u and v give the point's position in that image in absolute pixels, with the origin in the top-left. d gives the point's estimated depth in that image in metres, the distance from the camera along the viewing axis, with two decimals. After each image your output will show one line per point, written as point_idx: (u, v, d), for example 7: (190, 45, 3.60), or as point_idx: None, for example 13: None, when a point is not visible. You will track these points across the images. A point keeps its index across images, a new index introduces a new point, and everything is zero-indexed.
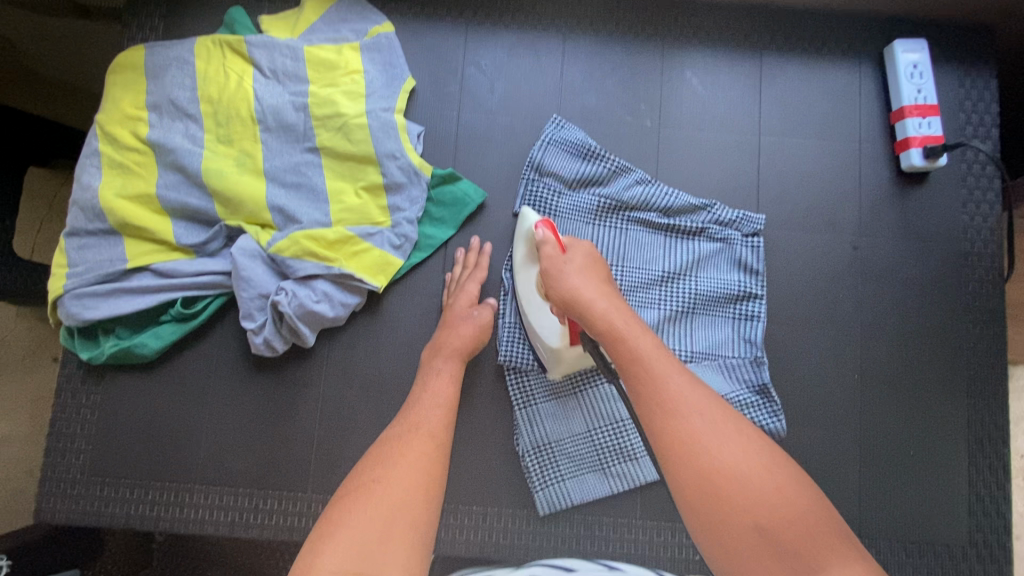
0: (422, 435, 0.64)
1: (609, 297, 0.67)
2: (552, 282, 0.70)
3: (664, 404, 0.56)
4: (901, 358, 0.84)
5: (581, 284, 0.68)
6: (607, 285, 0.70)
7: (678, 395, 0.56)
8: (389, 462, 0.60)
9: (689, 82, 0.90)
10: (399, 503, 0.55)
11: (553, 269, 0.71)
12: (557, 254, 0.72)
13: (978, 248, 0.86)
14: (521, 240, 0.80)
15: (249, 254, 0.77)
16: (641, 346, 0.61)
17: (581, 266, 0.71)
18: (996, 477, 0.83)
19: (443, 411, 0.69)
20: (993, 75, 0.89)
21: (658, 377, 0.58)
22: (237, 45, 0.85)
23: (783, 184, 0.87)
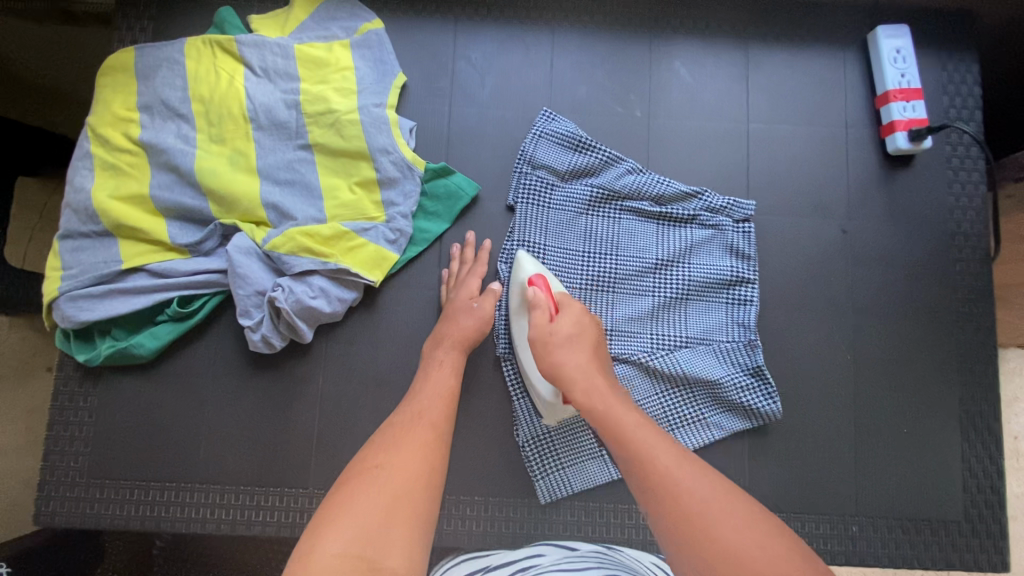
0: (423, 426, 0.67)
1: (591, 372, 0.68)
2: (541, 353, 0.71)
3: (652, 479, 0.56)
4: (892, 339, 0.85)
5: (565, 358, 0.69)
6: (592, 359, 0.71)
7: (664, 469, 0.57)
8: (392, 451, 0.63)
9: (677, 72, 0.90)
10: (401, 490, 0.58)
11: (540, 339, 0.71)
12: (546, 321, 0.73)
13: (966, 229, 0.87)
14: (515, 285, 0.80)
15: (245, 252, 0.78)
16: (626, 423, 0.62)
17: (569, 337, 0.71)
18: (989, 453, 0.84)
19: (443, 403, 0.72)
20: (974, 59, 0.90)
21: (644, 452, 0.59)
22: (227, 45, 0.85)
23: (772, 170, 0.88)
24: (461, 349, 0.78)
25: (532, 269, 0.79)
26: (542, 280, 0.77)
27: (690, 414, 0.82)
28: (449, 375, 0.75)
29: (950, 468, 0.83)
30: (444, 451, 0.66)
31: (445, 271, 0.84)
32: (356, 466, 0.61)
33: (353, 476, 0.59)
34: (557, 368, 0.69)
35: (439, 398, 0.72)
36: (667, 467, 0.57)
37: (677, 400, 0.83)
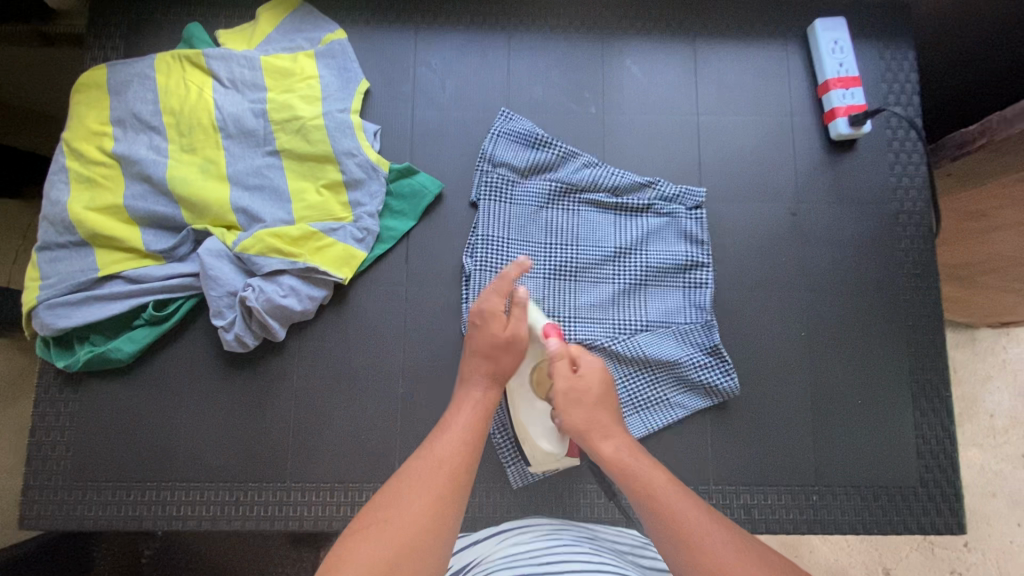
0: (444, 473, 0.61)
1: (612, 430, 0.69)
2: (566, 411, 0.70)
3: (686, 541, 0.56)
4: (843, 314, 0.89)
5: (590, 419, 0.70)
6: (617, 417, 0.71)
7: (698, 532, 0.56)
8: (405, 505, 0.57)
9: (629, 69, 0.95)
10: (416, 538, 0.55)
11: (568, 394, 0.71)
12: (569, 375, 0.72)
13: (909, 207, 0.91)
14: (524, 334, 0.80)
15: (215, 254, 0.81)
16: (654, 482, 0.62)
17: (596, 397, 0.71)
18: (941, 419, 0.87)
19: (466, 435, 0.66)
20: (909, 47, 0.95)
21: (676, 514, 0.58)
22: (196, 59, 0.89)
23: (723, 158, 0.93)
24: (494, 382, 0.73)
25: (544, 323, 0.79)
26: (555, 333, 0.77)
27: (653, 395, 0.86)
28: (482, 415, 0.69)
29: (904, 434, 0.87)
30: (460, 503, 0.59)
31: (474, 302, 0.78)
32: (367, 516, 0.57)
33: (359, 530, 0.55)
34: (582, 428, 0.69)
35: (459, 436, 0.66)
36: (699, 528, 0.57)
37: (640, 381, 0.86)
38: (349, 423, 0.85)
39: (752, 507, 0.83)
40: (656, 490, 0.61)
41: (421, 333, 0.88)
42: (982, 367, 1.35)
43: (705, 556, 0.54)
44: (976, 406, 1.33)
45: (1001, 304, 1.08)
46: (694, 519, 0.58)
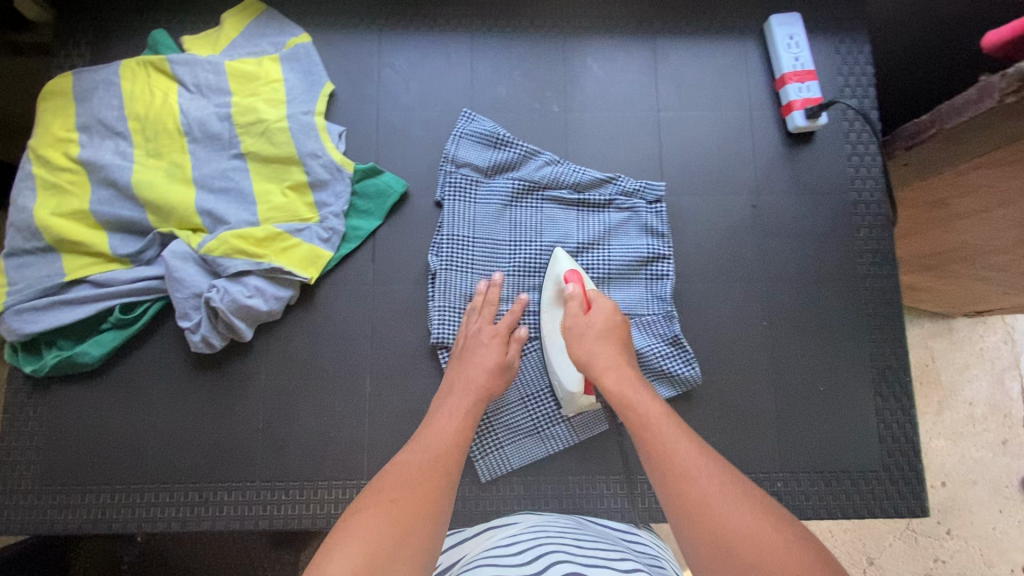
0: (436, 473, 0.66)
1: (617, 362, 0.74)
2: (574, 341, 0.78)
3: (672, 470, 0.60)
4: (804, 303, 0.91)
5: (595, 348, 0.76)
6: (622, 351, 0.77)
7: (682, 461, 0.60)
8: (402, 494, 0.61)
9: (590, 68, 0.96)
10: (417, 516, 0.59)
11: (576, 328, 0.79)
12: (579, 313, 0.80)
13: (866, 197, 0.93)
14: (549, 280, 0.87)
15: (181, 256, 0.82)
16: (650, 415, 0.67)
17: (601, 329, 0.78)
18: (901, 404, 0.89)
19: (448, 442, 0.71)
20: (864, 42, 0.98)
21: (667, 443, 0.63)
22: (161, 65, 0.90)
23: (685, 153, 0.94)
24: (477, 400, 0.78)
25: (567, 266, 0.86)
26: (577, 276, 0.84)
27: None
28: (459, 426, 0.74)
29: (866, 420, 0.88)
30: (450, 499, 0.64)
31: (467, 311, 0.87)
32: (368, 500, 0.61)
33: (360, 510, 0.59)
34: (586, 356, 0.76)
35: (446, 442, 0.71)
36: (686, 456, 0.61)
37: None
38: (317, 422, 0.86)
39: None
40: (652, 420, 0.66)
41: (388, 331, 0.88)
42: (961, 356, 1.39)
43: (687, 484, 0.58)
44: (954, 395, 1.37)
45: (965, 292, 1.17)
46: (682, 449, 0.62)
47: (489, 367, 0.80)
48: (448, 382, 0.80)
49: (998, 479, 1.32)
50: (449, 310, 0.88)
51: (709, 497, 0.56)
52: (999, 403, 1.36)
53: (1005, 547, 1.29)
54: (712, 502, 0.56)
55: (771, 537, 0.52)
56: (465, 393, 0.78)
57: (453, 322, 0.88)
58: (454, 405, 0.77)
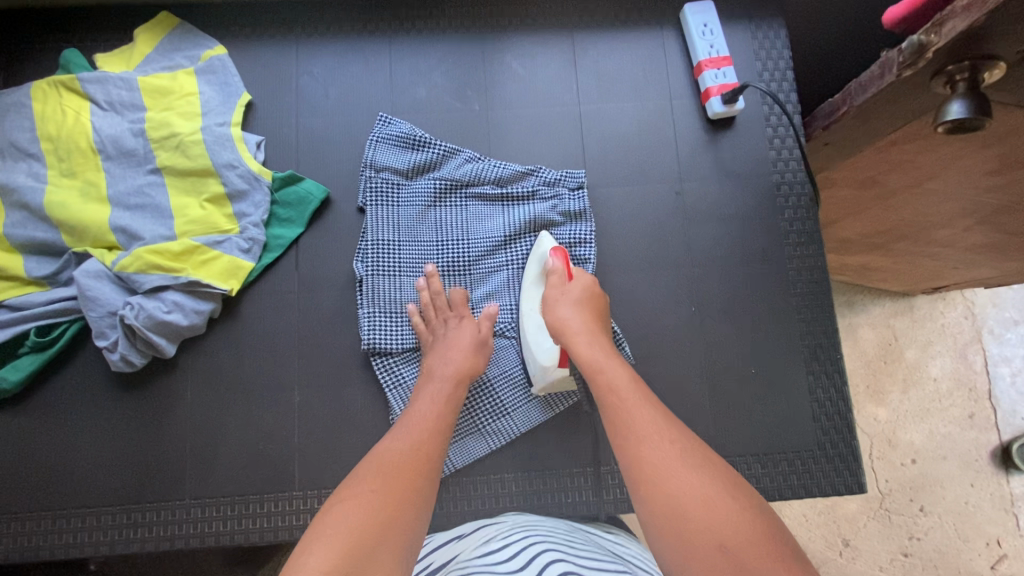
0: (419, 460, 0.66)
1: (591, 330, 0.77)
2: (550, 308, 0.81)
3: (632, 432, 0.63)
4: (732, 286, 0.91)
5: (568, 315, 0.79)
6: (595, 320, 0.79)
7: (645, 427, 0.63)
8: (385, 485, 0.61)
9: (510, 65, 0.97)
10: (400, 507, 0.59)
11: (553, 296, 0.82)
12: (559, 283, 0.83)
13: (788, 179, 0.94)
14: (534, 259, 0.88)
15: (94, 275, 0.81)
16: (617, 381, 0.70)
17: (577, 298, 0.80)
18: (834, 382, 0.89)
19: (427, 430, 0.71)
20: (779, 27, 0.99)
21: (634, 412, 0.65)
22: (71, 84, 0.89)
23: (608, 144, 0.95)
24: (456, 383, 0.78)
25: (550, 245, 0.87)
26: (559, 252, 0.85)
27: None
28: (439, 407, 0.75)
29: (800, 400, 0.88)
30: (430, 491, 0.63)
31: (415, 310, 0.86)
32: (354, 488, 0.61)
33: (340, 502, 0.59)
34: (559, 323, 0.79)
35: (427, 432, 0.70)
36: (644, 420, 0.64)
37: None
38: (245, 435, 0.85)
39: None
40: (621, 390, 0.69)
41: (314, 339, 0.87)
42: (922, 334, 1.39)
43: (649, 452, 0.60)
44: (920, 371, 1.37)
45: (928, 270, 1.24)
46: (647, 417, 0.64)
47: (462, 348, 0.81)
48: (429, 368, 0.80)
49: (967, 453, 1.33)
50: (381, 316, 0.87)
51: (666, 464, 0.59)
52: (964, 376, 1.37)
53: (978, 521, 1.30)
54: (670, 467, 0.58)
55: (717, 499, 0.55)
56: (446, 378, 0.78)
57: (384, 326, 0.87)
58: (431, 391, 0.77)
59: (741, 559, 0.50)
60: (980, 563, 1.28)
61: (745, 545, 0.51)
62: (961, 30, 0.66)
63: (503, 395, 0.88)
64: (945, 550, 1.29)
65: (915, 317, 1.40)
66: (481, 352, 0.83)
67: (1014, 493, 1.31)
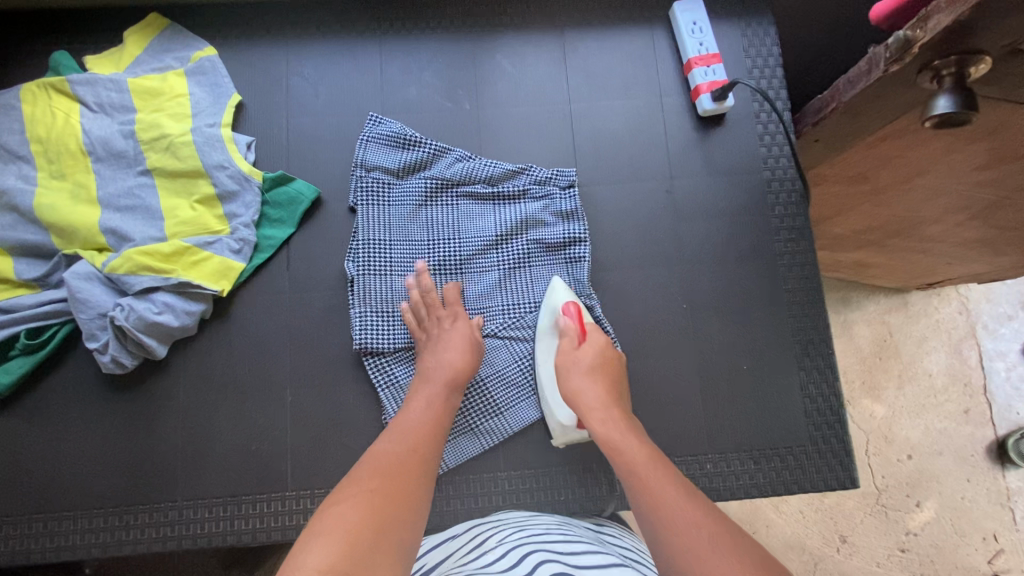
0: (413, 462, 0.67)
1: (605, 403, 0.77)
2: (564, 375, 0.81)
3: (656, 512, 0.60)
4: (724, 283, 0.91)
5: (582, 386, 0.79)
6: (608, 387, 0.79)
7: (670, 506, 0.60)
8: (384, 485, 0.62)
9: (500, 65, 0.97)
10: (396, 505, 0.60)
11: (566, 362, 0.82)
12: (572, 348, 0.83)
13: (778, 175, 0.94)
14: (547, 311, 0.88)
15: (84, 277, 0.81)
16: (638, 461, 0.68)
17: (589, 364, 0.80)
18: (825, 377, 0.89)
19: (420, 432, 0.72)
20: (769, 25, 1.00)
21: (656, 491, 0.63)
22: (60, 86, 0.89)
23: (599, 142, 0.95)
24: (450, 387, 0.79)
25: (565, 297, 0.87)
26: (572, 308, 0.86)
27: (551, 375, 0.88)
28: (433, 411, 0.76)
29: (791, 395, 0.89)
30: (425, 491, 0.64)
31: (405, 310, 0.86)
32: (352, 488, 0.61)
33: (340, 502, 0.59)
34: (574, 393, 0.79)
35: (423, 436, 0.71)
36: (669, 499, 0.61)
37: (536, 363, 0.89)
38: (237, 436, 0.84)
39: None
40: (640, 468, 0.67)
41: (306, 339, 0.87)
42: (917, 329, 1.40)
43: (676, 533, 0.57)
44: (915, 367, 1.38)
45: (921, 265, 1.24)
46: (670, 495, 0.62)
47: (458, 347, 0.82)
48: (422, 371, 0.80)
49: (963, 448, 1.34)
50: (373, 315, 0.87)
51: (697, 547, 0.55)
52: (960, 372, 1.38)
53: (975, 516, 1.30)
54: (703, 550, 0.54)
55: None
56: (440, 380, 0.79)
57: (376, 326, 0.87)
58: (424, 394, 0.77)
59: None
60: (977, 558, 1.28)
61: None
62: (946, 24, 0.66)
63: (495, 394, 0.87)
64: (942, 545, 1.29)
65: (909, 313, 1.40)
66: (475, 351, 0.83)
67: (1009, 488, 1.32)
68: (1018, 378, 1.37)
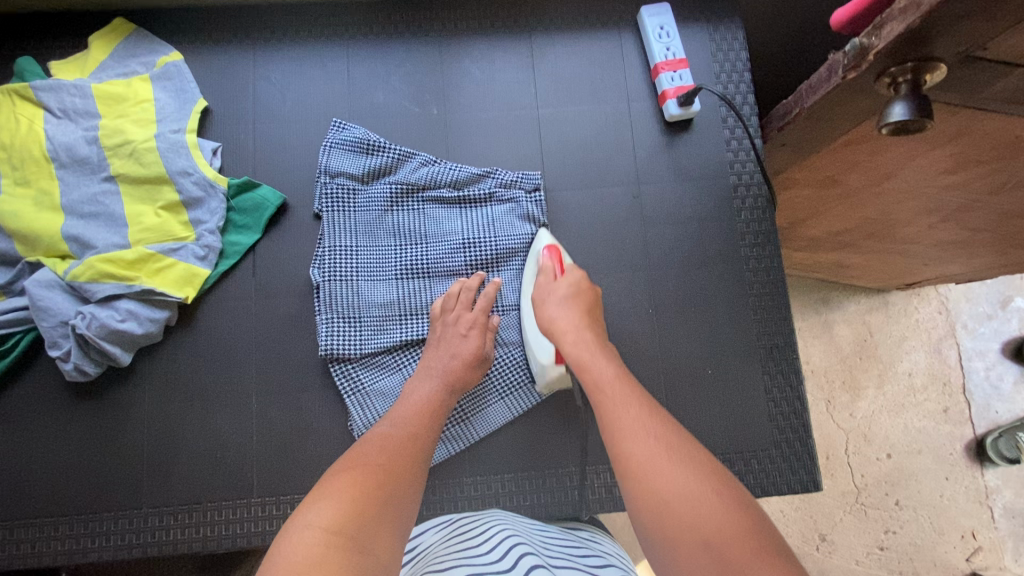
0: (412, 445, 0.69)
1: (578, 328, 0.76)
2: (540, 304, 0.81)
3: (615, 427, 0.63)
4: (689, 287, 0.92)
5: (557, 314, 0.78)
6: (584, 315, 0.78)
7: (631, 424, 0.62)
8: (388, 462, 0.65)
9: (468, 70, 0.97)
10: (394, 484, 0.62)
11: (542, 294, 0.81)
12: (549, 281, 0.82)
13: (745, 179, 0.95)
14: (532, 258, 0.89)
15: (45, 285, 0.81)
16: (604, 378, 0.70)
17: (564, 295, 0.80)
18: (790, 382, 0.90)
19: (423, 415, 0.74)
20: (738, 28, 0.99)
21: (618, 407, 0.65)
22: (22, 91, 0.88)
23: (566, 146, 0.95)
24: (449, 390, 0.79)
25: (546, 242, 0.87)
26: (553, 249, 0.85)
27: (516, 379, 0.88)
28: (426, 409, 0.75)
29: (756, 399, 0.89)
30: (425, 470, 0.68)
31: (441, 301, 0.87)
32: (357, 457, 0.65)
33: (346, 467, 0.63)
34: (550, 320, 0.78)
35: (422, 421, 0.73)
36: (629, 416, 0.63)
37: (502, 367, 0.89)
38: (202, 443, 0.84)
39: (612, 485, 0.86)
40: (607, 388, 0.68)
41: (272, 345, 0.87)
42: (898, 329, 1.41)
43: (632, 446, 0.60)
44: (895, 367, 1.39)
45: (899, 265, 1.25)
46: (630, 414, 0.63)
47: (463, 355, 0.81)
48: (425, 367, 0.81)
49: (942, 447, 1.35)
50: (339, 323, 0.87)
51: (651, 460, 0.58)
52: (938, 371, 1.39)
53: (952, 513, 1.32)
54: (654, 463, 0.58)
55: (703, 495, 0.54)
56: (438, 378, 0.79)
57: (341, 333, 0.87)
58: (426, 386, 0.78)
59: (727, 557, 0.50)
60: (955, 555, 1.30)
61: (729, 544, 0.50)
62: (899, 32, 0.66)
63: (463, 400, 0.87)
64: (920, 542, 1.30)
65: (889, 313, 1.41)
66: (480, 367, 0.83)
67: (987, 486, 1.33)
68: (996, 378, 1.38)
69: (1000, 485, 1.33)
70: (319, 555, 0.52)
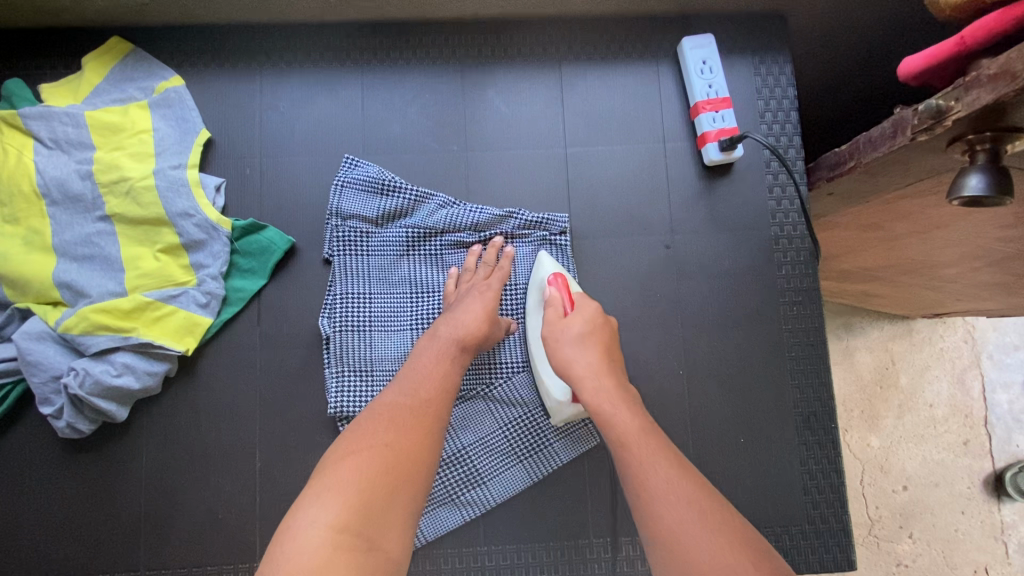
0: (426, 415, 0.65)
1: (597, 373, 0.70)
2: (552, 348, 0.73)
3: (645, 489, 0.58)
4: (723, 347, 0.86)
5: (574, 356, 0.71)
6: (604, 355, 0.72)
7: (661, 486, 0.57)
8: (398, 439, 0.61)
9: (493, 102, 0.89)
10: (405, 467, 0.60)
11: (553, 336, 0.74)
12: (557, 318, 0.76)
13: (788, 231, 0.88)
14: (534, 288, 0.83)
15: (36, 337, 0.76)
16: (628, 429, 0.64)
17: (579, 334, 0.73)
18: (827, 453, 0.85)
19: (435, 384, 0.69)
20: (787, 63, 0.91)
21: (646, 465, 0.60)
22: (11, 120, 0.81)
23: (595, 189, 0.89)
24: (461, 349, 0.74)
25: (552, 269, 0.81)
26: (559, 279, 0.79)
27: (535, 443, 0.83)
28: (440, 374, 0.70)
29: (789, 469, 0.84)
30: (440, 441, 0.65)
31: (454, 271, 0.84)
32: (366, 439, 0.61)
33: (354, 451, 0.60)
34: (565, 366, 0.72)
35: (434, 390, 0.68)
36: (660, 477, 0.58)
37: (520, 429, 0.83)
38: (203, 502, 0.80)
39: (635, 559, 0.81)
40: (629, 439, 0.63)
41: (277, 400, 0.82)
42: (921, 358, 1.32)
43: (664, 512, 0.56)
44: (917, 398, 1.30)
45: (931, 300, 1.14)
46: (660, 475, 0.58)
47: (476, 314, 0.76)
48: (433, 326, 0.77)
49: (960, 481, 1.28)
50: (349, 380, 0.81)
51: (684, 527, 0.54)
52: (961, 403, 1.31)
53: (968, 548, 1.26)
54: (688, 533, 0.53)
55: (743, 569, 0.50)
56: (451, 339, 0.74)
57: (352, 392, 0.81)
58: (436, 350, 0.73)
59: None
60: None
61: None
62: (987, 101, 0.58)
63: (480, 464, 0.83)
64: None
65: (913, 342, 1.32)
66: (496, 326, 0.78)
67: (1004, 521, 1.27)
68: (1021, 412, 1.30)
69: (1016, 520, 1.27)
70: (327, 558, 0.52)
